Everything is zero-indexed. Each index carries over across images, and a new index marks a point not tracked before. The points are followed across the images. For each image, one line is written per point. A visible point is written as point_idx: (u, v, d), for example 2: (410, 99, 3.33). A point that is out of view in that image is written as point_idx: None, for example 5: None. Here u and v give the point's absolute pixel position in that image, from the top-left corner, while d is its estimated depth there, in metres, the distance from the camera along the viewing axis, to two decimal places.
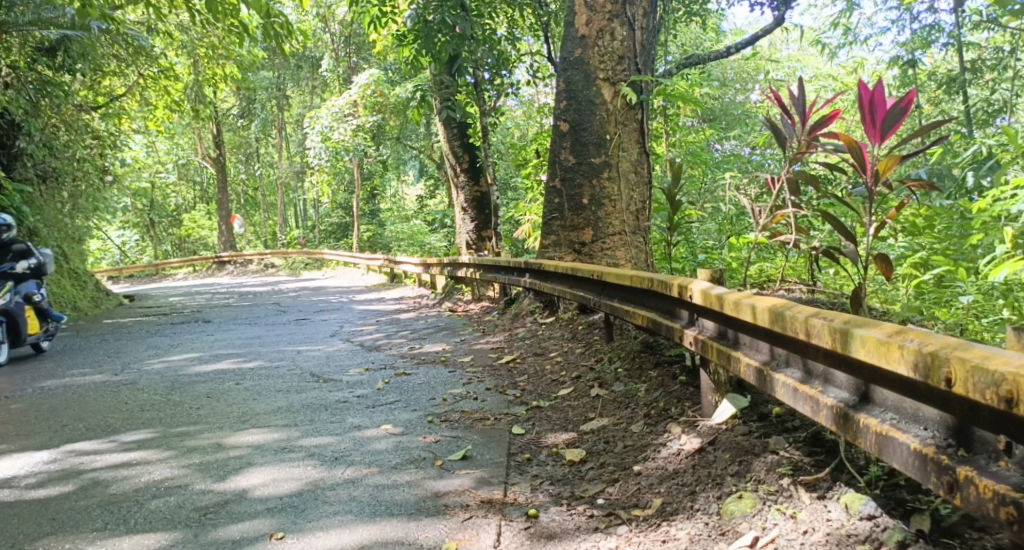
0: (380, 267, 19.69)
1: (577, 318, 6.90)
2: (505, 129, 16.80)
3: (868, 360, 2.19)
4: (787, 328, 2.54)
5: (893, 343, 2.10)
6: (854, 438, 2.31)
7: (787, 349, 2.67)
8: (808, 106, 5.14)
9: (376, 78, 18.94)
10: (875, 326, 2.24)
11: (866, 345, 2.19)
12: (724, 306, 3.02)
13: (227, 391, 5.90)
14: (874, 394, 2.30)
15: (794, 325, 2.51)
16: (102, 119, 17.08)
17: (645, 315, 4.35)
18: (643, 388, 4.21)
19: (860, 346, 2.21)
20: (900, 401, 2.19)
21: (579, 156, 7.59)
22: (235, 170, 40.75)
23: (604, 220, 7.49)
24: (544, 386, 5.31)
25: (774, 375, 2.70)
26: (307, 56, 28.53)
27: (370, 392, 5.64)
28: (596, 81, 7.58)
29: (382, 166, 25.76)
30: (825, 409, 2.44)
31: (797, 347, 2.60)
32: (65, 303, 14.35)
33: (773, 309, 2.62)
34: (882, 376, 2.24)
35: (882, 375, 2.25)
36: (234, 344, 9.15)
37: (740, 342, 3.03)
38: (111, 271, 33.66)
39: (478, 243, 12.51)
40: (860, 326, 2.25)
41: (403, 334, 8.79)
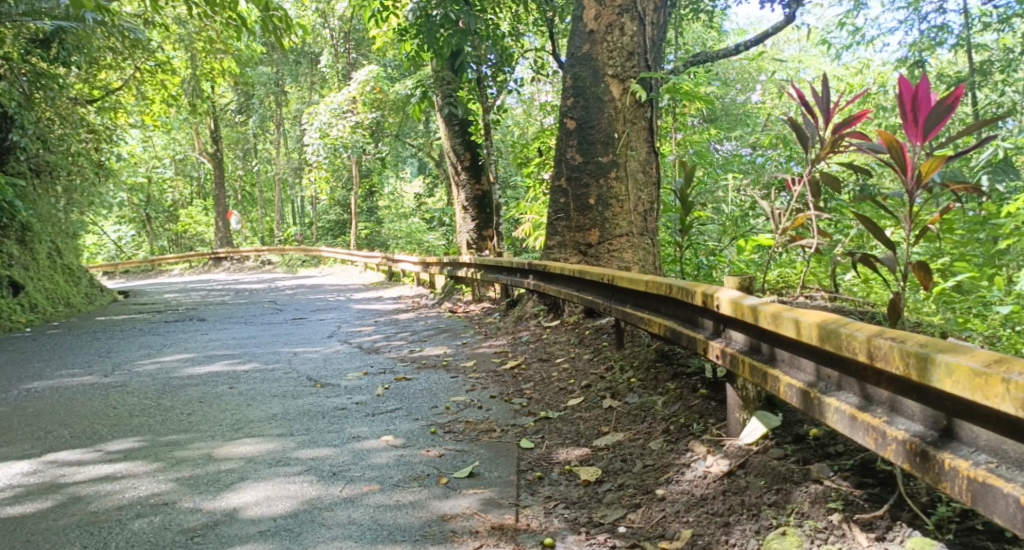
0: (378, 265, 19.44)
1: (583, 322, 6.67)
2: (506, 126, 16.58)
3: (961, 393, 1.91)
4: (842, 348, 2.28)
5: (996, 376, 1.83)
6: (937, 482, 2.02)
7: (839, 371, 2.41)
8: (832, 104, 4.92)
9: (375, 74, 18.71)
10: (963, 353, 1.97)
11: (954, 376, 1.92)
12: (760, 319, 2.77)
13: (220, 395, 5.65)
14: (959, 432, 2.02)
15: (853, 346, 2.25)
16: (97, 113, 16.78)
17: (662, 323, 4.11)
18: (660, 401, 3.98)
19: (947, 376, 1.94)
20: (997, 442, 1.91)
21: (586, 155, 7.35)
22: (232, 166, 40.49)
23: (612, 221, 7.24)
24: (551, 394, 5.06)
25: (824, 400, 2.43)
26: (306, 52, 28.29)
27: (369, 398, 5.39)
28: (604, 78, 7.34)
29: (380, 164, 25.54)
30: (891, 442, 2.17)
31: (853, 369, 2.34)
32: (58, 299, 14.07)
33: (823, 326, 2.37)
34: (972, 411, 1.97)
35: (972, 411, 1.97)
36: (228, 344, 8.87)
37: (777, 358, 2.78)
38: (107, 266, 33.39)
39: (479, 243, 12.27)
40: (944, 352, 1.99)
41: (402, 336, 8.55)
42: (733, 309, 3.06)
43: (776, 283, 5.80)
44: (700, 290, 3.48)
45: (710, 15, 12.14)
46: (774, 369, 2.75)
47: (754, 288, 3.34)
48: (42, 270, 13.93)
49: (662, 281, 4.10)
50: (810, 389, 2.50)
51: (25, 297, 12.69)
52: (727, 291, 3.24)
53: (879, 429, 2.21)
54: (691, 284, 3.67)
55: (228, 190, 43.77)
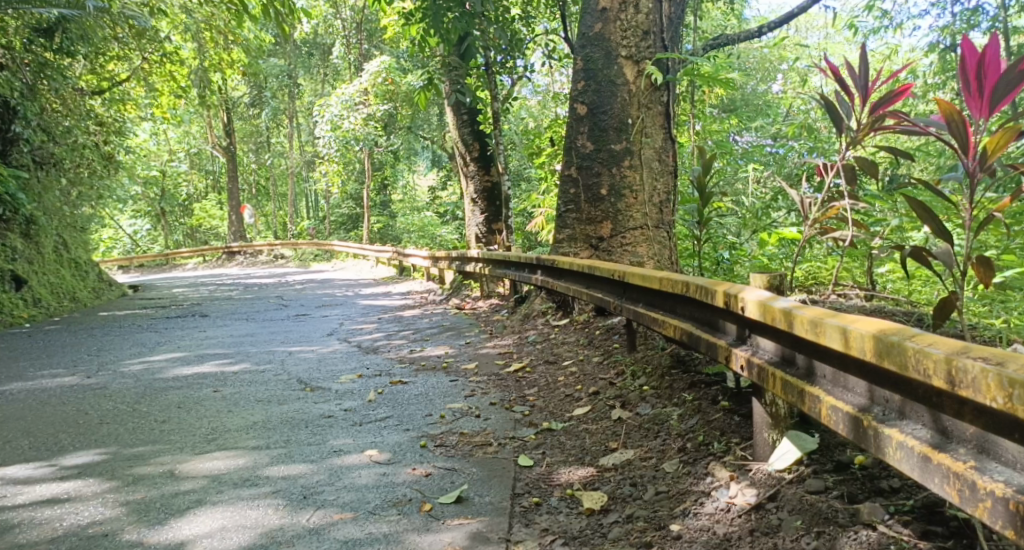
0: (389, 260, 19.06)
1: (593, 321, 6.23)
2: (519, 117, 16.11)
3: None
4: (908, 368, 1.83)
5: None
6: None
7: (902, 395, 1.95)
8: (870, 79, 4.41)
9: (387, 65, 18.32)
10: None
11: None
12: (795, 326, 2.31)
13: (202, 400, 5.26)
14: None
15: (925, 367, 1.79)
16: (104, 104, 16.43)
17: (679, 326, 3.66)
18: (675, 414, 3.53)
19: None
20: None
21: (598, 142, 6.89)
22: (246, 160, 40.26)
23: (625, 213, 6.77)
24: (556, 402, 4.62)
25: (882, 431, 1.97)
26: (318, 43, 27.94)
27: (360, 405, 4.98)
28: (617, 59, 6.86)
29: (393, 156, 25.14)
30: (981, 494, 1.70)
31: (923, 396, 1.88)
32: (63, 294, 13.76)
33: (882, 339, 1.91)
34: None
35: None
36: (224, 342, 8.49)
37: (817, 374, 2.32)
38: (121, 260, 33.23)
39: (488, 237, 11.82)
40: None
41: (404, 335, 8.14)
42: (760, 312, 2.61)
43: (804, 282, 5.34)
44: (722, 289, 3.02)
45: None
46: (814, 387, 2.29)
47: (787, 286, 2.88)
48: (48, 263, 13.64)
49: (678, 279, 3.65)
50: (863, 415, 2.04)
51: (29, 291, 12.40)
52: (754, 291, 2.78)
53: (963, 475, 1.74)
54: (711, 283, 3.22)
55: (242, 183, 43.57)
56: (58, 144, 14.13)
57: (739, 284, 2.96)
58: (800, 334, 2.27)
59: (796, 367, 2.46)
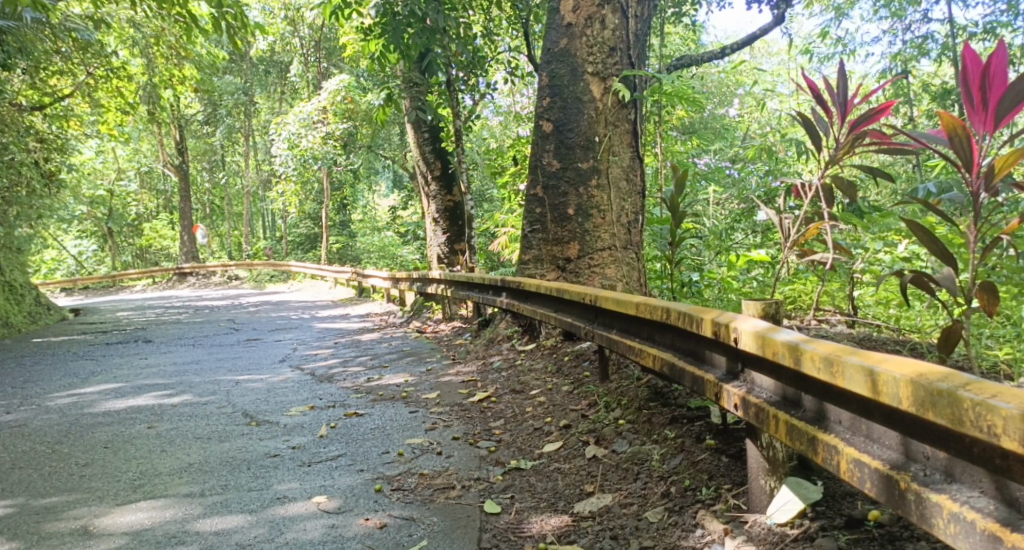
0: (347, 281, 18.60)
1: (561, 347, 5.93)
2: (480, 136, 15.85)
3: None
4: (969, 423, 1.60)
5: None
6: None
7: (948, 452, 1.72)
8: (850, 94, 4.16)
9: (345, 84, 17.93)
10: None
11: None
12: (804, 362, 2.07)
13: (132, 439, 4.87)
14: None
15: (991, 424, 1.56)
16: (45, 120, 15.80)
17: (658, 357, 3.36)
18: (657, 453, 3.23)
19: None
20: None
21: (564, 160, 6.63)
22: (199, 178, 39.41)
23: (593, 233, 6.49)
24: (524, 437, 4.29)
25: (926, 496, 1.74)
26: (274, 61, 27.51)
27: (310, 442, 4.61)
28: (583, 76, 6.63)
29: (352, 176, 24.73)
30: None
31: (978, 456, 1.65)
32: None
33: (928, 386, 1.69)
34: None
35: None
36: (166, 371, 8.00)
37: (830, 419, 2.08)
38: (67, 281, 32.10)
39: (450, 258, 11.45)
40: None
41: (361, 361, 7.75)
42: (755, 342, 2.34)
43: (783, 309, 5.11)
44: (709, 317, 2.74)
45: (691, 20, 11.54)
46: (829, 435, 2.05)
47: (783, 314, 2.59)
48: None
49: (658, 305, 3.36)
50: (897, 474, 1.81)
51: None
52: (747, 319, 2.50)
53: None
54: (696, 311, 2.94)
55: (195, 203, 42.62)
56: None
57: (727, 312, 2.69)
58: (812, 373, 2.04)
59: (800, 408, 2.21)
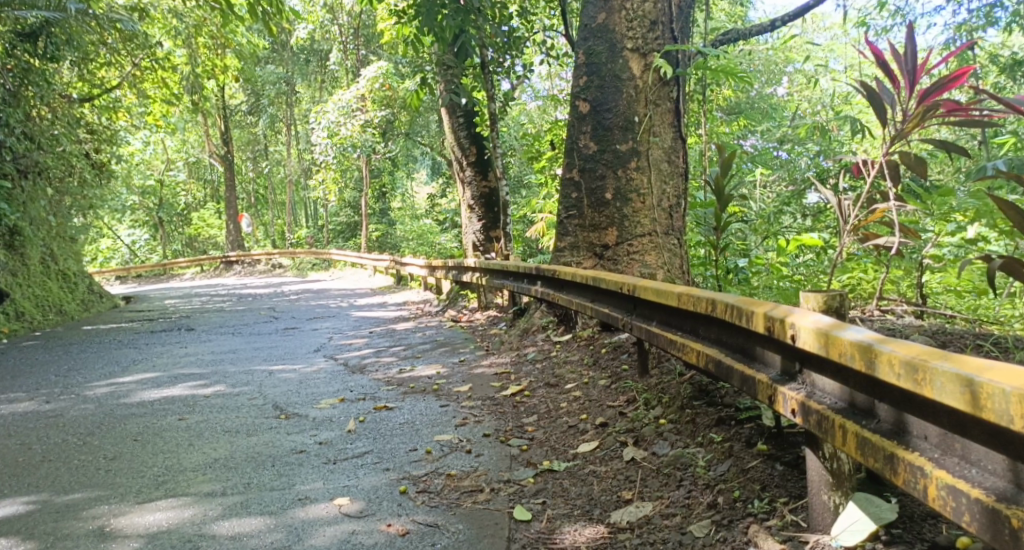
0: (387, 268, 18.51)
1: (599, 337, 5.67)
2: (519, 121, 15.57)
3: None
4: None
5: None
6: None
7: None
8: (920, 62, 3.83)
9: (383, 70, 17.64)
10: None
11: None
12: (880, 366, 1.78)
13: (159, 431, 4.73)
14: None
15: None
16: (93, 111, 15.91)
17: (703, 353, 3.09)
18: (701, 457, 2.97)
19: None
20: None
21: (602, 142, 6.34)
22: (244, 168, 39.78)
23: (632, 219, 6.20)
24: (558, 435, 4.05)
25: None
26: (315, 50, 27.54)
27: (337, 437, 4.42)
28: (622, 52, 6.32)
29: (392, 163, 24.66)
30: None
31: None
32: (50, 307, 13.19)
33: None
34: None
35: None
36: (202, 360, 7.92)
37: (912, 433, 1.79)
38: (118, 271, 32.62)
39: (486, 245, 11.23)
40: None
41: (395, 351, 7.57)
42: (816, 341, 2.06)
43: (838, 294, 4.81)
44: (761, 310, 2.46)
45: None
46: (912, 453, 1.76)
47: (848, 307, 2.29)
48: (33, 276, 13.06)
49: (704, 296, 3.09)
50: (1008, 510, 1.52)
51: (11, 305, 11.76)
52: (805, 314, 2.22)
53: None
54: (745, 303, 2.66)
55: (240, 192, 43.08)
56: (47, 152, 13.55)
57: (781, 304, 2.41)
58: (891, 380, 1.75)
59: (872, 418, 1.93)
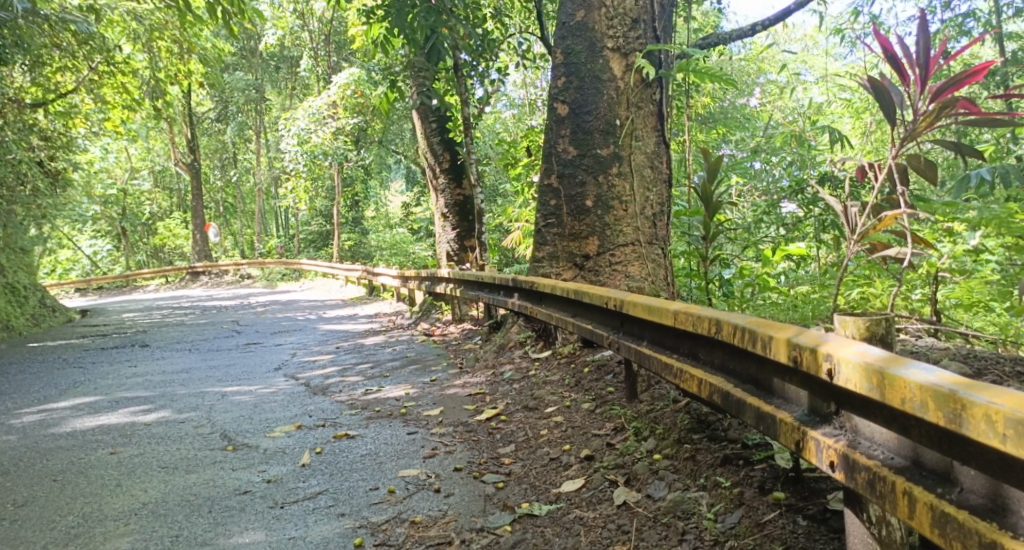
0: (358, 279, 18.02)
1: (580, 355, 5.26)
2: (493, 129, 15.17)
3: None
4: None
5: None
6: None
7: None
8: (932, 54, 3.45)
9: (355, 77, 17.29)
10: None
11: None
12: (972, 421, 1.56)
13: (89, 469, 4.24)
14: None
15: None
16: (47, 116, 15.26)
17: (705, 383, 2.67)
18: (707, 507, 2.60)
19: None
20: None
21: (581, 146, 5.93)
22: (212, 177, 38.99)
23: (614, 227, 5.79)
24: (538, 469, 3.61)
25: None
26: (285, 56, 26.96)
27: (289, 473, 3.96)
28: (603, 52, 5.93)
29: (363, 172, 24.16)
30: None
31: None
32: None
33: None
34: None
35: None
36: (152, 381, 7.38)
37: (1013, 511, 1.57)
38: (81, 282, 31.64)
39: (460, 255, 10.77)
40: None
41: (361, 369, 7.10)
42: (864, 379, 1.84)
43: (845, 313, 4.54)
44: (782, 335, 2.16)
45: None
46: (1014, 535, 1.55)
47: (896, 335, 2.12)
48: None
49: (706, 315, 2.69)
50: None
51: None
52: (841, 344, 1.98)
53: None
54: (759, 326, 2.31)
55: (207, 201, 42.15)
56: None
57: (802, 327, 2.16)
58: (988, 439, 1.53)
59: (950, 484, 1.71)
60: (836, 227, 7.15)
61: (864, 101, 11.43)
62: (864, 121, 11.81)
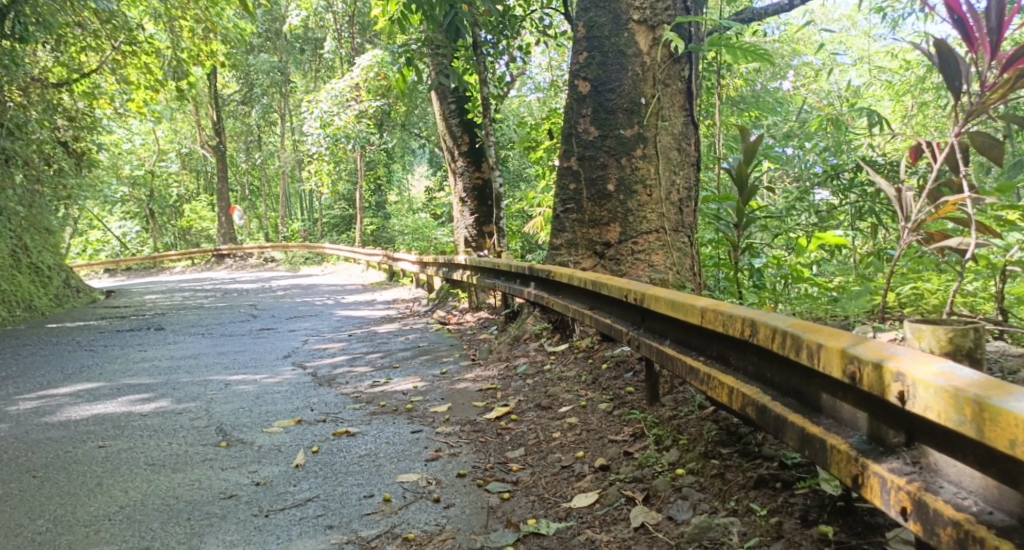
0: (380, 264, 17.78)
1: (599, 349, 4.91)
2: (517, 112, 14.77)
3: None
4: None
5: None
6: None
7: None
8: (1008, 17, 3.13)
9: (378, 59, 16.42)
10: None
11: None
12: None
13: (71, 466, 3.97)
14: None
15: None
16: (70, 96, 15.06)
17: (737, 394, 2.34)
18: (738, 537, 2.27)
19: None
20: None
21: (604, 126, 5.55)
22: (238, 160, 38.94)
23: (636, 213, 5.41)
24: (547, 478, 3.28)
25: None
26: (309, 37, 26.67)
27: (280, 475, 3.66)
28: (628, 25, 5.54)
29: (386, 155, 23.86)
30: None
31: None
32: (18, 302, 12.36)
33: None
34: None
35: None
36: (158, 368, 7.14)
37: None
38: (108, 264, 31.70)
39: (478, 240, 10.45)
40: None
41: (371, 358, 6.81)
42: (950, 409, 1.59)
43: (897, 311, 4.16)
44: (836, 345, 1.89)
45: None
46: None
47: (979, 348, 2.03)
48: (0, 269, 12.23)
49: (740, 313, 2.36)
50: None
51: None
52: (916, 361, 1.73)
53: None
54: (808, 332, 2.03)
55: (234, 185, 42.12)
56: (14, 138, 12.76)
57: (861, 337, 1.90)
58: None
59: None
60: (872, 216, 6.71)
61: (904, 85, 10.89)
62: (904, 105, 11.24)
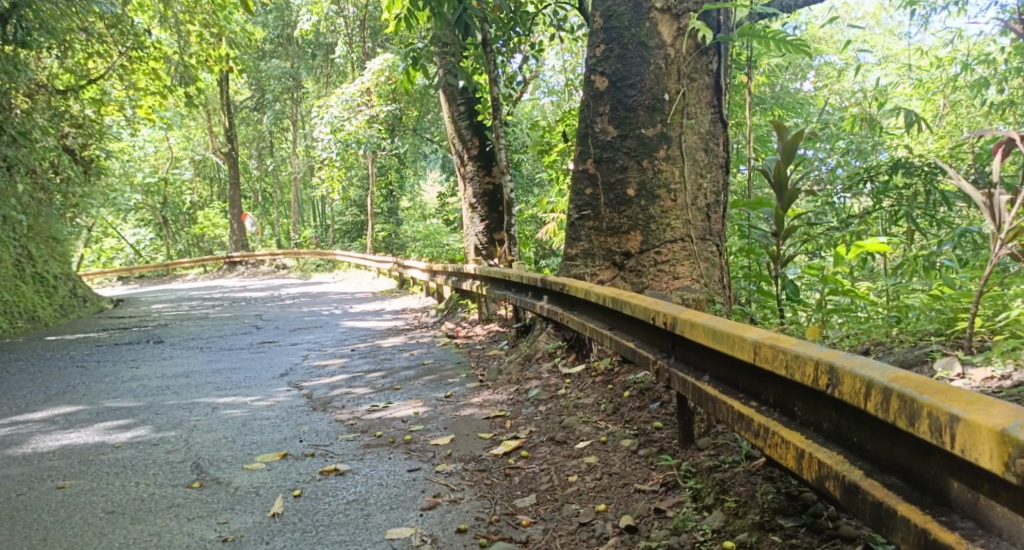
0: (390, 272, 17.30)
1: (619, 372, 4.40)
2: (530, 114, 14.22)
3: None
4: None
5: None
6: None
7: None
8: None
9: (389, 62, 15.90)
10: None
11: None
12: None
13: (17, 515, 3.47)
14: None
15: None
16: (76, 103, 14.61)
17: (814, 460, 2.02)
18: None
19: None
20: None
21: (623, 125, 5.03)
22: (250, 166, 38.61)
23: (660, 221, 4.89)
24: (564, 539, 2.81)
25: None
26: (320, 43, 26.24)
27: (253, 530, 3.15)
28: (650, 13, 5.01)
29: (397, 160, 23.42)
30: None
31: None
32: (23, 313, 11.93)
33: None
34: None
35: None
36: (147, 388, 6.65)
37: None
38: (122, 271, 31.38)
39: (489, 249, 9.96)
40: None
41: (371, 377, 6.32)
42: None
43: (993, 342, 3.65)
44: (982, 422, 1.55)
45: None
46: None
47: None
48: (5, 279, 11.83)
49: (814, 356, 1.99)
50: None
51: None
52: None
53: None
54: (940, 402, 1.65)
55: (246, 191, 41.80)
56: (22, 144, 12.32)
57: (1012, 414, 1.56)
58: None
59: None
60: (908, 222, 6.17)
61: (940, 80, 10.26)
62: (935, 104, 10.62)
